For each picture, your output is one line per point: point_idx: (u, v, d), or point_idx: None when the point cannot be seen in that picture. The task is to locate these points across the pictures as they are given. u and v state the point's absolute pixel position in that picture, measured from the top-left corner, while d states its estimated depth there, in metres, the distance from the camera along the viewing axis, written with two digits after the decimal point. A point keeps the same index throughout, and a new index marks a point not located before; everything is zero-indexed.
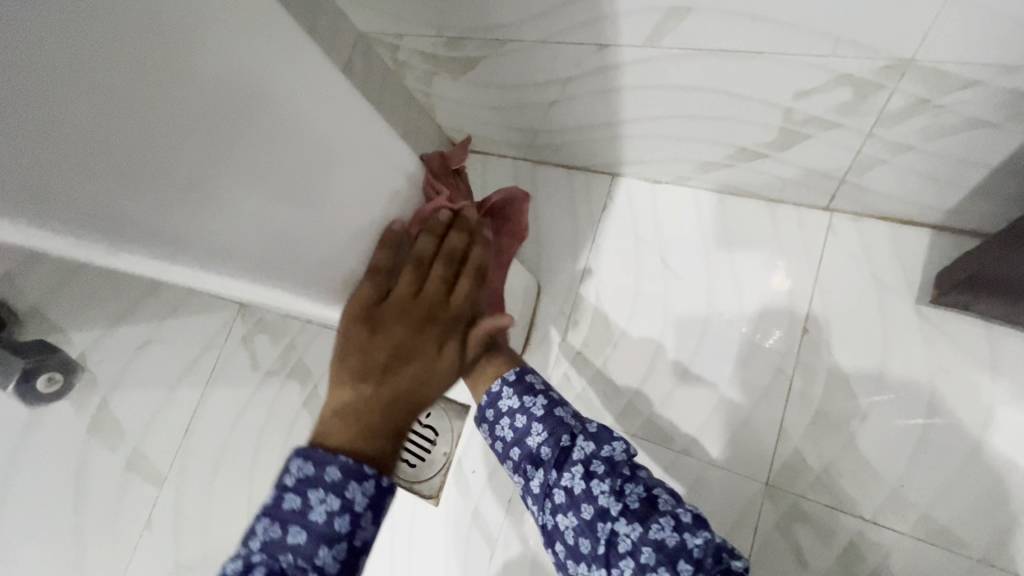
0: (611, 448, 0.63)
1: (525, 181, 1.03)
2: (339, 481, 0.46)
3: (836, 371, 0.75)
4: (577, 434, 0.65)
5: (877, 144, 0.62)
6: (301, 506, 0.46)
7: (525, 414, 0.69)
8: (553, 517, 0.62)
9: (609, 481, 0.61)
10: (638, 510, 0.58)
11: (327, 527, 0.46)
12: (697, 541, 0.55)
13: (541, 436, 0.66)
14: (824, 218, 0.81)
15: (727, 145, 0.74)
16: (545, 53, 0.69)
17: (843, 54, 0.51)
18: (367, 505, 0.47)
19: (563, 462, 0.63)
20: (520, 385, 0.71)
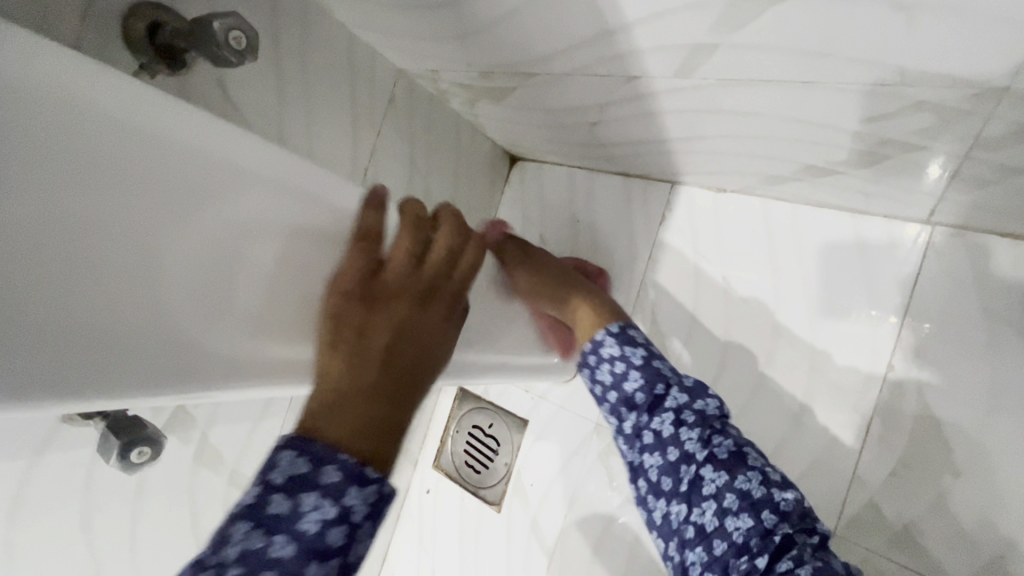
0: (707, 401, 0.53)
1: (579, 191, 0.99)
2: (337, 484, 0.35)
3: (924, 416, 0.65)
4: (673, 382, 0.55)
5: (979, 165, 0.51)
6: (288, 513, 0.34)
7: (625, 361, 0.58)
8: (639, 456, 0.53)
9: (703, 432, 0.51)
10: (726, 458, 0.49)
11: (319, 540, 0.34)
12: (784, 496, 0.46)
13: (638, 380, 0.55)
14: (922, 232, 0.68)
15: (791, 161, 0.65)
16: (574, 84, 0.65)
17: (915, 84, 0.42)
18: (367, 516, 0.36)
19: (657, 407, 0.54)
20: (621, 336, 0.60)
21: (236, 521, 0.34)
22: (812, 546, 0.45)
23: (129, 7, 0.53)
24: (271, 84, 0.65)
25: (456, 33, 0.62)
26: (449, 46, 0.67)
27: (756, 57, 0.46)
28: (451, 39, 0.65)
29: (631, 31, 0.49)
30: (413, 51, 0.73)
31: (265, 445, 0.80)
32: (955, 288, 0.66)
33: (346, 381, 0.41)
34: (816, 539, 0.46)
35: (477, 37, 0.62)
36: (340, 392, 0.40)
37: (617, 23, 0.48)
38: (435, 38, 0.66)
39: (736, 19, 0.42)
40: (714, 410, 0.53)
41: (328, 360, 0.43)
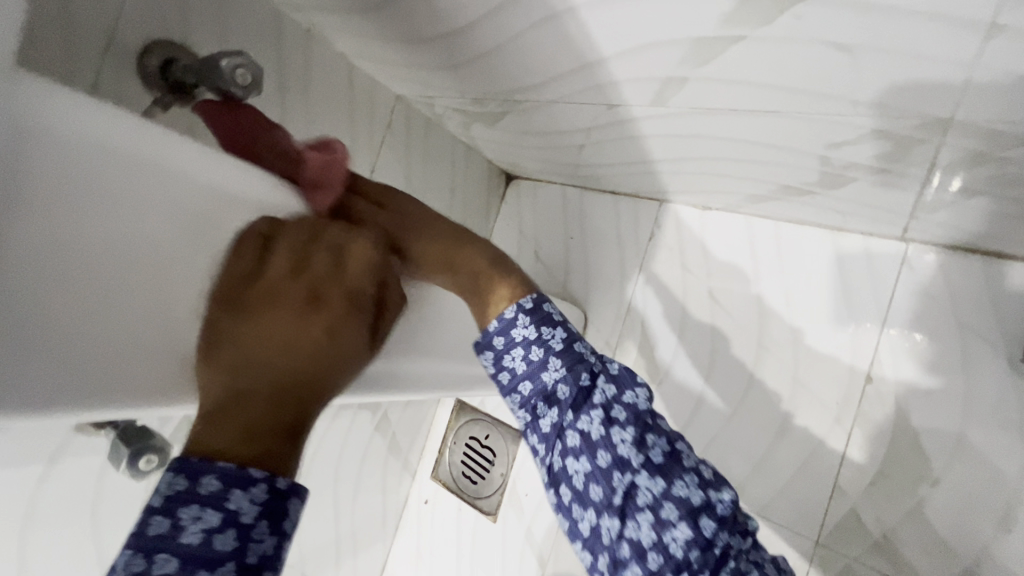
0: (637, 392, 0.45)
1: (572, 208, 1.03)
2: (219, 492, 0.34)
3: (903, 427, 0.67)
4: (599, 370, 0.46)
5: (940, 187, 0.54)
6: (168, 531, 0.33)
7: (542, 345, 0.47)
8: (559, 458, 0.44)
9: (631, 430, 0.43)
10: (662, 461, 0.42)
11: (205, 550, 0.33)
12: (722, 499, 0.42)
13: (558, 370, 0.45)
14: (898, 248, 0.71)
15: (769, 182, 0.68)
16: (560, 111, 0.69)
17: (868, 115, 0.46)
18: (259, 516, 0.35)
19: (582, 403, 0.44)
20: (533, 308, 0.48)
21: (119, 550, 0.33)
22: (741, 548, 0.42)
23: (145, 43, 0.57)
24: (275, 112, 0.70)
25: (448, 64, 0.66)
26: (442, 75, 0.71)
27: (723, 88, 0.50)
28: (444, 69, 0.69)
29: (608, 65, 0.53)
30: (410, 80, 0.78)
31: None
32: (930, 303, 0.68)
33: (285, 361, 0.39)
34: (750, 541, 0.43)
35: (468, 68, 0.66)
36: (267, 371, 0.39)
37: (594, 58, 0.52)
38: (429, 68, 0.70)
39: (701, 56, 0.46)
40: (648, 404, 0.45)
41: (270, 316, 0.40)
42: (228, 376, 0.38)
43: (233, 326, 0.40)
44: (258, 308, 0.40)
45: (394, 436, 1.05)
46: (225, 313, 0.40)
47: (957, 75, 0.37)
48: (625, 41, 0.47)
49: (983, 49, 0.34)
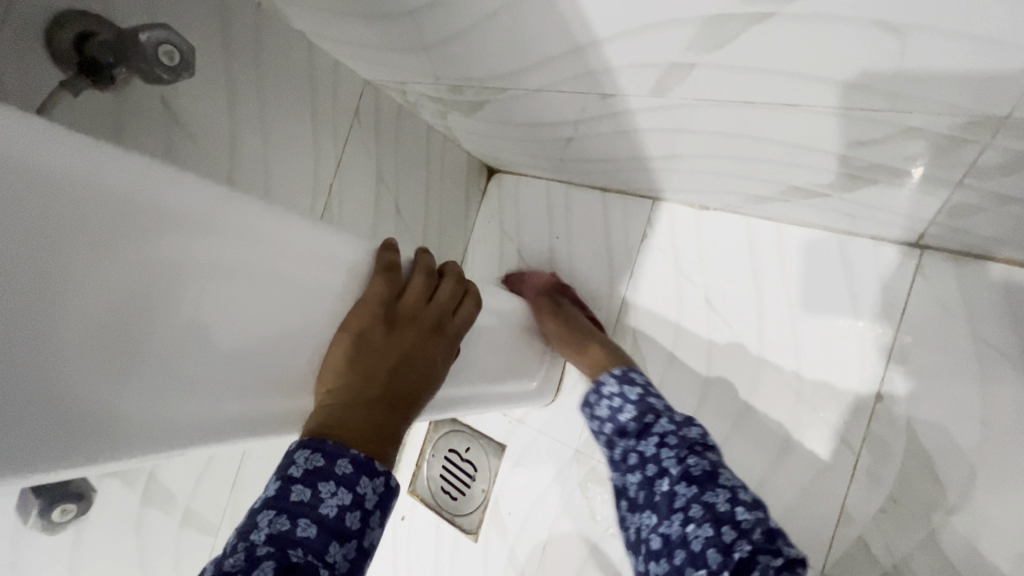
0: (692, 427, 0.56)
1: (558, 205, 0.95)
2: (352, 475, 0.42)
3: (915, 449, 0.62)
4: (664, 414, 0.59)
5: (971, 193, 0.48)
6: (309, 499, 0.41)
7: (626, 400, 0.63)
8: (624, 477, 0.58)
9: (674, 442, 0.56)
10: (699, 476, 0.51)
11: (338, 522, 0.41)
12: (749, 516, 0.47)
13: (631, 412, 0.61)
14: (911, 255, 0.66)
15: (776, 182, 0.62)
16: (547, 100, 0.61)
17: (906, 109, 0.39)
18: (377, 505, 0.44)
19: (645, 432, 0.59)
20: (623, 377, 0.65)
21: (264, 509, 0.40)
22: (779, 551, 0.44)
23: (53, 16, 0.48)
24: (221, 98, 0.61)
25: (419, 45, 0.58)
26: (413, 58, 0.63)
27: (737, 77, 0.43)
28: (415, 51, 0.61)
29: (602, 48, 0.45)
30: (378, 63, 0.69)
31: (222, 481, 0.75)
32: (946, 315, 0.63)
33: (411, 376, 0.49)
34: (781, 560, 0.44)
35: (442, 50, 0.58)
36: (397, 385, 0.48)
37: (587, 39, 0.45)
38: (399, 50, 0.62)
39: (714, 39, 0.38)
40: (699, 435, 0.56)
41: (406, 335, 0.50)
42: (364, 381, 0.46)
43: (374, 338, 0.48)
44: (404, 326, 0.50)
45: None
46: (378, 325, 0.48)
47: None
48: (624, 20, 0.40)
49: None
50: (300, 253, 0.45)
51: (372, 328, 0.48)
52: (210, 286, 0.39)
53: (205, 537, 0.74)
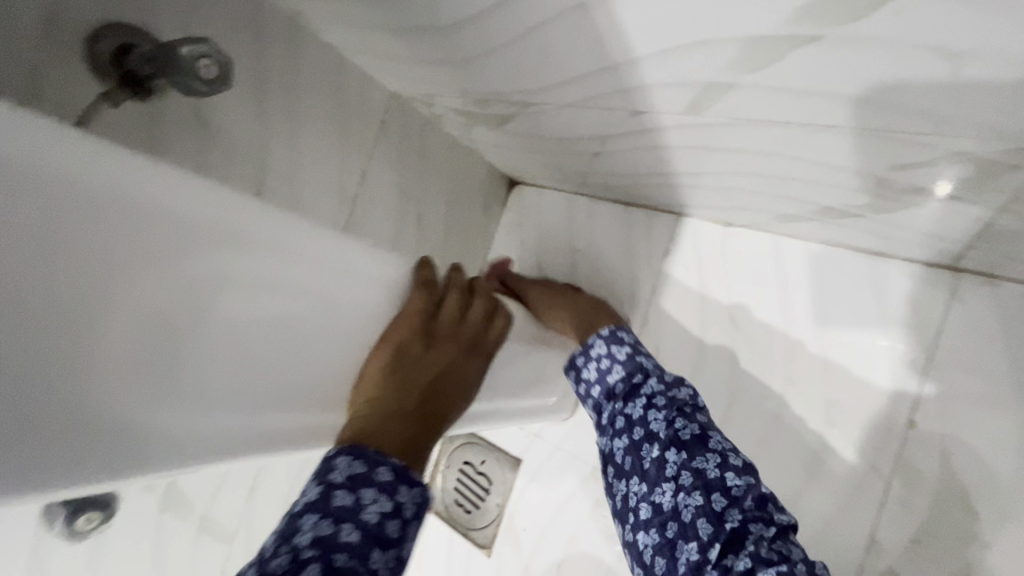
0: (681, 389, 0.60)
1: (579, 219, 0.95)
2: (390, 483, 0.42)
3: (949, 479, 0.61)
4: (652, 373, 0.62)
5: (1015, 219, 0.47)
6: (352, 505, 0.40)
7: (611, 358, 0.67)
8: (612, 441, 0.61)
9: (657, 390, 0.61)
10: (687, 439, 0.55)
11: (380, 530, 0.40)
12: (741, 483, 0.51)
13: (619, 372, 0.65)
14: (945, 279, 0.64)
15: (808, 202, 0.61)
16: (576, 115, 0.61)
17: (954, 134, 0.38)
18: (413, 514, 0.43)
19: (632, 393, 0.62)
20: (611, 336, 0.69)
21: (305, 514, 0.39)
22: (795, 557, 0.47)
23: (93, 29, 0.48)
24: (252, 110, 0.61)
25: (450, 60, 0.58)
26: (443, 72, 0.63)
27: (778, 98, 0.42)
28: (445, 66, 0.61)
29: (638, 65, 0.45)
30: (406, 75, 0.69)
31: (239, 489, 0.74)
32: (981, 341, 0.62)
33: (443, 391, 0.50)
34: (772, 529, 0.48)
35: (473, 65, 0.58)
36: (431, 401, 0.49)
37: (624, 57, 0.44)
38: (429, 64, 0.62)
39: (757, 59, 0.38)
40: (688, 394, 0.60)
41: (442, 351, 0.51)
42: (399, 394, 0.46)
43: (413, 351, 0.49)
44: (439, 341, 0.51)
45: None
46: (415, 341, 0.49)
47: None
48: (663, 39, 0.39)
49: None
50: (332, 268, 0.45)
51: (411, 340, 0.49)
52: (235, 291, 0.38)
53: (220, 545, 0.74)
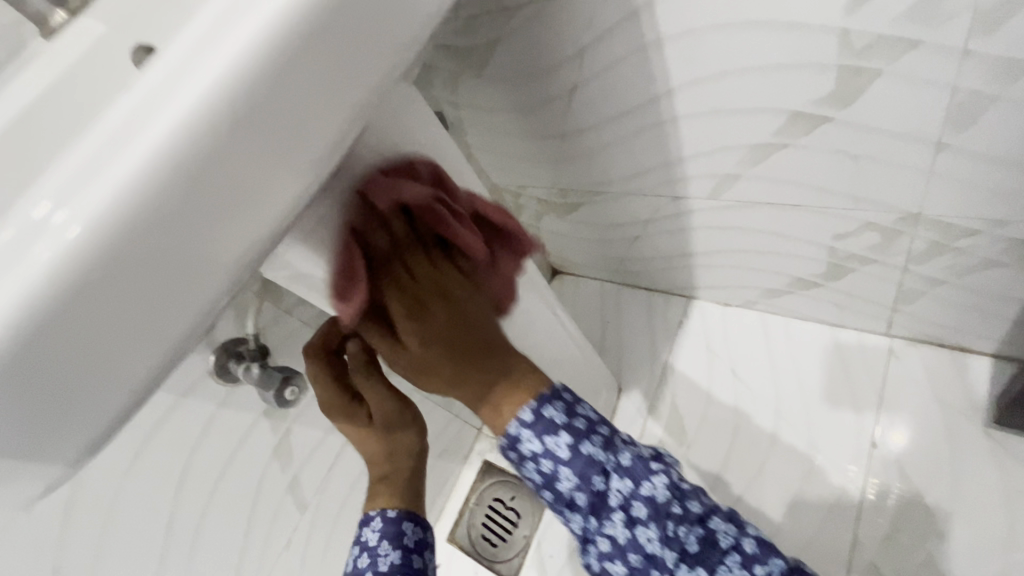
0: (653, 485, 0.56)
1: (607, 298, 1.21)
2: (366, 523, 0.65)
3: (909, 488, 0.80)
4: (609, 471, 0.57)
5: (914, 278, 0.75)
6: (352, 555, 0.65)
7: (550, 456, 0.57)
8: (596, 558, 0.58)
9: (630, 475, 0.57)
10: (696, 550, 0.57)
11: (358, 564, 0.63)
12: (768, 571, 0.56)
13: (570, 481, 0.57)
14: (884, 343, 0.90)
15: (786, 275, 0.89)
16: (632, 201, 0.92)
17: (865, 210, 0.68)
18: (380, 538, 0.62)
19: (604, 508, 0.57)
20: (537, 418, 0.57)
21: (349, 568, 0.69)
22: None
23: None
24: None
25: (554, 157, 0.90)
26: (545, 168, 0.95)
27: (769, 185, 0.73)
28: (548, 162, 0.93)
29: (686, 163, 0.77)
30: (512, 168, 1.00)
31: (325, 462, 0.86)
32: (915, 386, 0.85)
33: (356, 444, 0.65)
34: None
35: (570, 160, 0.90)
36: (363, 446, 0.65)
37: (678, 155, 0.76)
38: (535, 160, 0.94)
39: (756, 158, 0.70)
40: (656, 462, 0.58)
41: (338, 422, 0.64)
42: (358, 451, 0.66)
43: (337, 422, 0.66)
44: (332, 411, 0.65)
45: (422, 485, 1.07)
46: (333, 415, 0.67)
47: (923, 180, 0.60)
48: (705, 142, 0.71)
49: (936, 161, 0.58)
50: None
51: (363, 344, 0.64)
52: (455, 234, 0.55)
53: (295, 515, 0.83)
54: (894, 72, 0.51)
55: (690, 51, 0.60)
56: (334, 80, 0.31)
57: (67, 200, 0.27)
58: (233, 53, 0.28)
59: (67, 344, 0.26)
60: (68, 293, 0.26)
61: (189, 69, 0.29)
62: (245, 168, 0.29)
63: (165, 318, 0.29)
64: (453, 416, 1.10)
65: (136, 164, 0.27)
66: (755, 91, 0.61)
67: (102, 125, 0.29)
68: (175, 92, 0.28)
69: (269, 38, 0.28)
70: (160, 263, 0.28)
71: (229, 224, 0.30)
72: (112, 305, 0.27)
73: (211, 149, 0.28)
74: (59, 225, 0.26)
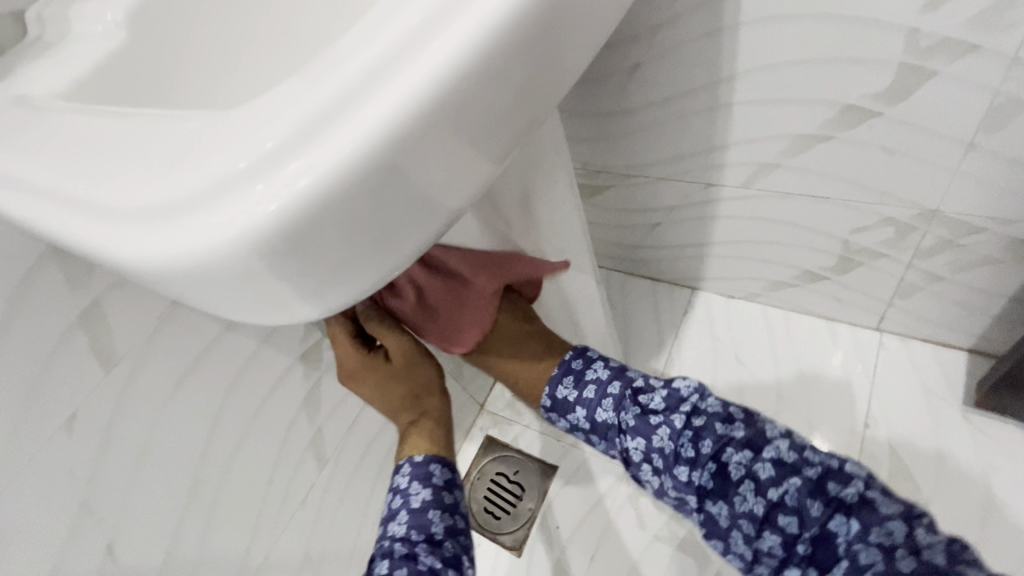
0: (664, 414, 0.54)
1: (614, 285, 1.25)
2: (396, 473, 0.64)
3: (897, 464, 0.88)
4: (629, 412, 0.57)
5: (916, 273, 0.84)
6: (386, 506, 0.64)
7: (583, 408, 0.63)
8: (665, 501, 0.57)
9: (636, 423, 0.56)
10: (710, 483, 0.49)
11: (391, 509, 0.60)
12: (785, 491, 0.45)
13: (604, 426, 0.60)
14: (874, 337, 0.99)
15: (796, 267, 0.97)
16: (663, 187, 0.96)
17: (889, 204, 0.76)
18: (411, 478, 0.62)
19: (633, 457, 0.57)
20: (561, 381, 0.66)
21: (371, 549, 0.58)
22: (848, 538, 0.42)
23: None
24: None
25: (595, 137, 0.92)
26: (580, 148, 0.96)
27: (804, 175, 0.79)
28: (586, 141, 0.94)
29: (728, 150, 0.82)
30: None
31: (347, 417, 0.84)
32: (902, 376, 0.94)
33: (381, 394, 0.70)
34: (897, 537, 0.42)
35: (610, 143, 0.92)
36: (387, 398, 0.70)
37: (722, 142, 0.81)
38: (573, 139, 0.95)
39: (798, 149, 0.76)
40: (665, 401, 0.55)
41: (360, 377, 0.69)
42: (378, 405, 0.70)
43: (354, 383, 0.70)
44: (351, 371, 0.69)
45: None
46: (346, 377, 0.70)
47: (949, 177, 0.68)
48: (752, 130, 0.77)
49: (964, 159, 0.66)
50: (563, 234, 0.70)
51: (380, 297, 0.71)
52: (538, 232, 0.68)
53: (315, 468, 0.81)
54: (948, 73, 0.59)
55: (763, 40, 0.66)
56: (546, 64, 0.30)
57: (294, 151, 0.25)
58: (476, 24, 0.26)
59: (270, 286, 0.26)
60: (285, 244, 0.25)
61: (430, 30, 0.26)
62: (456, 149, 0.28)
63: (354, 278, 0.29)
64: (462, 387, 1.09)
65: (367, 127, 0.25)
66: (816, 81, 0.67)
67: (328, 72, 0.27)
68: (409, 57, 0.26)
69: (514, 18, 0.27)
70: (368, 229, 0.27)
71: (428, 202, 0.29)
72: (317, 261, 0.26)
73: (442, 124, 0.26)
74: (286, 176, 0.25)
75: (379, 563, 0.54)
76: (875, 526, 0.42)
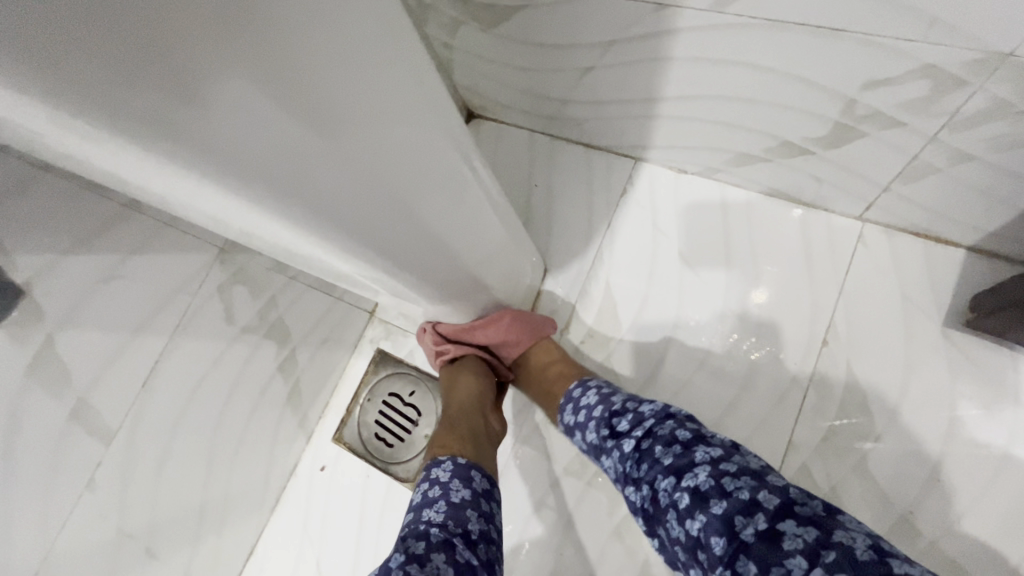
0: (621, 419, 0.55)
1: (539, 155, 0.96)
2: (436, 463, 0.63)
3: (854, 389, 0.74)
4: (603, 423, 0.58)
5: (938, 151, 0.58)
6: (415, 499, 0.59)
7: (582, 421, 0.62)
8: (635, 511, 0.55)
9: (608, 443, 0.55)
10: (649, 506, 0.47)
11: (423, 498, 0.58)
12: (698, 525, 0.41)
13: (591, 435, 0.60)
14: (854, 229, 0.77)
15: (772, 136, 0.69)
16: (592, 9, 0.63)
17: (933, 42, 0.47)
18: (451, 474, 0.61)
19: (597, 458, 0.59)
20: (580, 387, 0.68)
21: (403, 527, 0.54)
22: None
23: None
24: None
25: None
26: None
27: None
28: None
29: None
30: None
31: None
32: (880, 278, 0.75)
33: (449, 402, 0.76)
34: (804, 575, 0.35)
35: None
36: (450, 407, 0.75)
37: None
38: None
39: None
40: (631, 421, 0.54)
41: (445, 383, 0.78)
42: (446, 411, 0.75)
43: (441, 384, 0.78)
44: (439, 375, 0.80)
45: (298, 382, 0.86)
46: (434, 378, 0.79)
47: None
48: None
49: None
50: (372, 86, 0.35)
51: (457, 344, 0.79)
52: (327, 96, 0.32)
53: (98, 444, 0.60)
54: None
55: None
56: None
57: None
58: None
59: None
60: None
61: None
62: None
63: None
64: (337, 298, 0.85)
65: None
66: None
67: None
68: None
69: None
70: None
71: None
72: None
73: None
74: None
75: (416, 543, 0.50)
76: (774, 566, 0.36)
